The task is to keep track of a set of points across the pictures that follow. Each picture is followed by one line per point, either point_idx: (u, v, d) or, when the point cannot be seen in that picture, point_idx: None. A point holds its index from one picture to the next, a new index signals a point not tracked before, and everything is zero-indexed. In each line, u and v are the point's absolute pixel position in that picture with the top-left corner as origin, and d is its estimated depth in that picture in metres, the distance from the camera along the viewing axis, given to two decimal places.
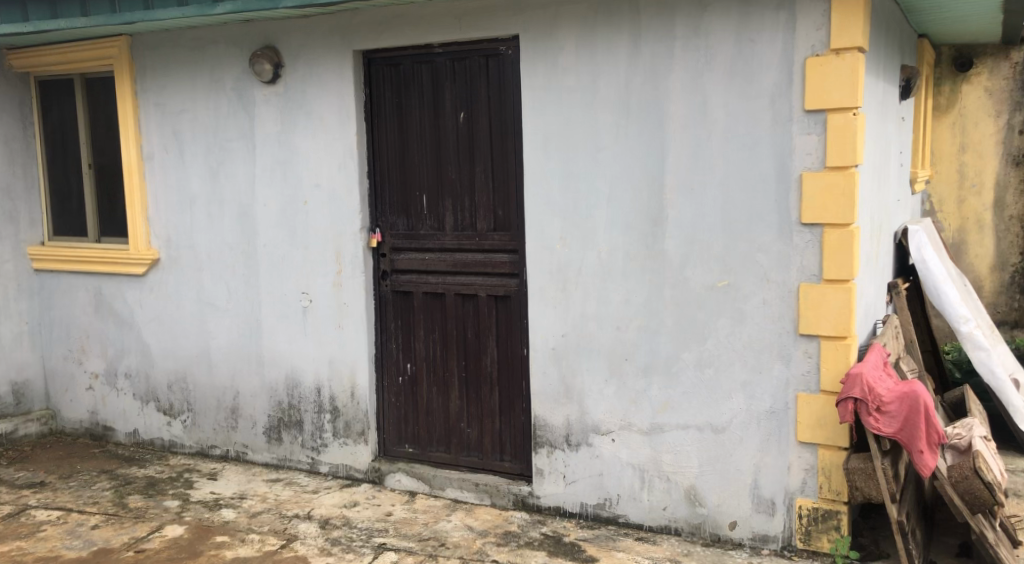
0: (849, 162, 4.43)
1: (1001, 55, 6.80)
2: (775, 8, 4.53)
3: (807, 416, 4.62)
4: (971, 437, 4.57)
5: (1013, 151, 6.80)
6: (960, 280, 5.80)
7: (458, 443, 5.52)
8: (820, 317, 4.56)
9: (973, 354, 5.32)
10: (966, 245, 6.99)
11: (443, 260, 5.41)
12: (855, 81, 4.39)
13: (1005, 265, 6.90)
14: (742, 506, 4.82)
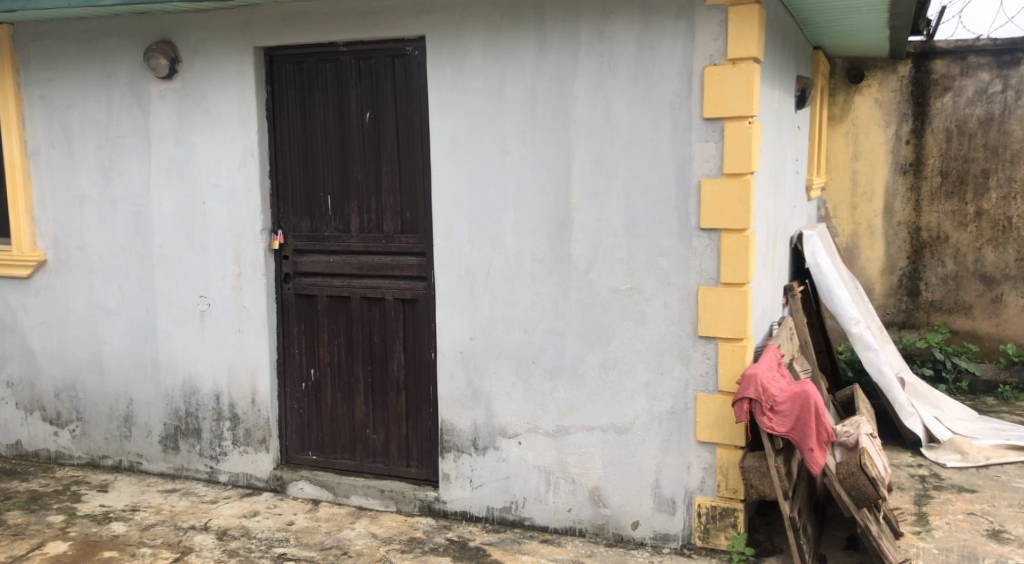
0: (744, 169, 4.55)
1: (889, 68, 7.14)
2: (675, 17, 4.62)
3: (705, 416, 4.74)
4: (857, 434, 4.80)
5: (901, 160, 7.15)
6: (852, 283, 6.09)
7: (363, 449, 5.43)
8: (717, 319, 4.67)
9: (863, 355, 5.70)
10: (859, 249, 7.34)
11: (348, 263, 5.32)
12: (749, 91, 4.52)
13: (893, 270, 7.25)
14: (644, 505, 4.90)
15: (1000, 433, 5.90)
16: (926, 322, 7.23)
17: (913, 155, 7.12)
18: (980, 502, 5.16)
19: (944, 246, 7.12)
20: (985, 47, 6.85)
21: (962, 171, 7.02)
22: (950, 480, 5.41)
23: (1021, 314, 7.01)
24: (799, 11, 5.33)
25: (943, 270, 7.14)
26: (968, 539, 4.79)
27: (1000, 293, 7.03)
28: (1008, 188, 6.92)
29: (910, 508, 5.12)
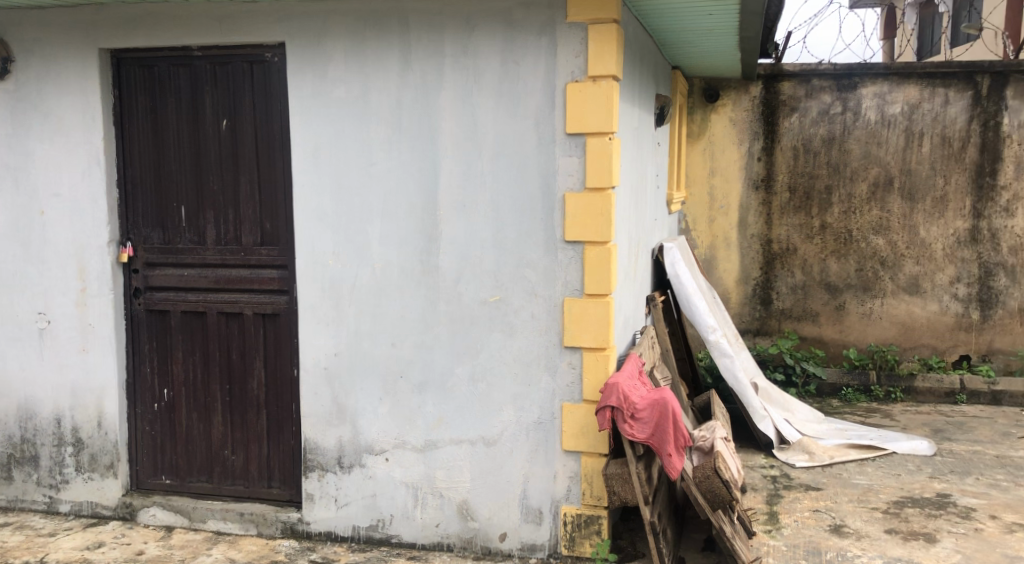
0: (605, 184, 4.59)
1: (742, 89, 7.46)
2: (538, 32, 4.62)
3: (571, 425, 4.73)
4: (713, 438, 4.77)
5: (754, 176, 7.50)
6: (708, 293, 6.38)
7: (221, 471, 5.20)
8: (582, 329, 4.68)
9: (720, 361, 5.95)
10: (716, 260, 7.65)
11: (204, 277, 5.08)
12: (610, 108, 4.56)
13: (748, 280, 7.60)
14: (511, 516, 4.87)
15: (842, 433, 6.26)
16: (778, 329, 7.59)
17: (765, 171, 7.48)
18: (825, 499, 5.40)
19: (793, 257, 7.51)
20: (826, 71, 7.24)
21: (808, 187, 7.42)
22: (799, 480, 5.67)
23: (861, 321, 7.46)
24: (657, 31, 5.49)
25: (792, 280, 7.52)
26: (812, 535, 4.97)
27: (844, 302, 7.46)
28: (848, 203, 7.37)
29: (761, 508, 5.29)
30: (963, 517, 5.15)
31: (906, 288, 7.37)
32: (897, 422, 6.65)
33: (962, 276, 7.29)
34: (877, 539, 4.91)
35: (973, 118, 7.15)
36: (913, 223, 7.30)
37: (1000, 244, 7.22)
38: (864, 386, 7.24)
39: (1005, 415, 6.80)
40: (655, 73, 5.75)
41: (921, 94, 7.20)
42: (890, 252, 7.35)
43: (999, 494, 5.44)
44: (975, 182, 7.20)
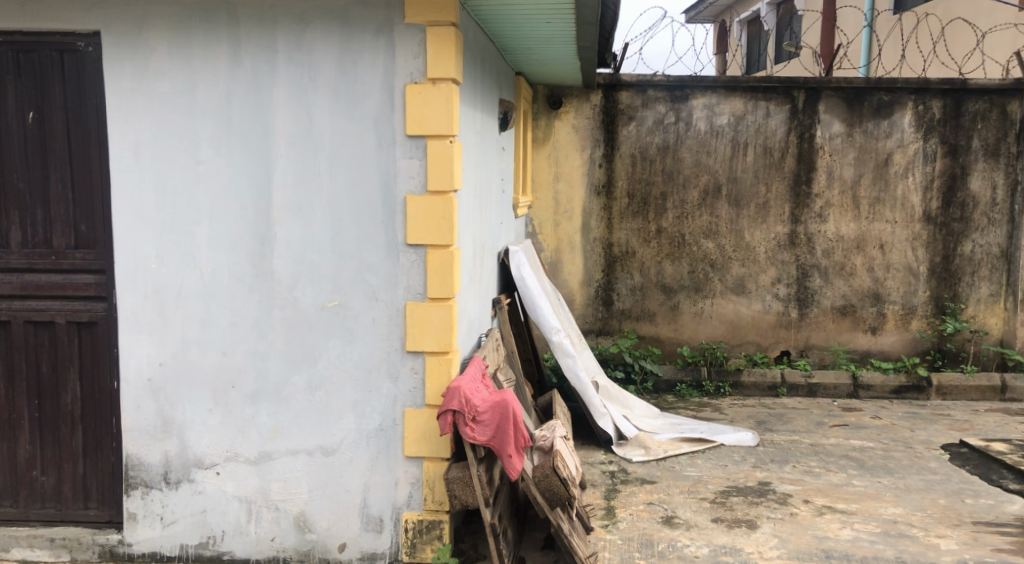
0: (447, 187, 4.57)
1: (584, 97, 7.64)
2: (375, 31, 4.54)
3: (413, 430, 4.69)
4: (553, 437, 4.67)
5: (596, 181, 7.70)
6: (553, 295, 6.57)
7: (29, 494, 4.90)
8: (424, 334, 4.65)
9: (563, 361, 6.07)
10: (561, 263, 7.81)
11: (10, 282, 4.74)
12: (450, 111, 4.54)
13: (590, 282, 7.80)
14: (351, 526, 4.79)
15: (676, 427, 6.51)
16: (619, 328, 7.84)
17: (605, 177, 7.69)
18: (658, 492, 5.58)
19: (632, 260, 7.76)
20: (660, 83, 7.52)
21: (645, 193, 7.69)
22: (635, 474, 5.84)
23: (694, 320, 7.80)
24: (499, 37, 5.55)
25: (631, 282, 7.78)
26: (646, 528, 5.13)
27: (677, 302, 7.78)
28: (681, 209, 7.69)
29: (599, 503, 5.41)
30: (780, 503, 5.47)
31: (733, 288, 7.76)
32: (725, 415, 7.00)
33: (782, 277, 7.75)
34: (704, 528, 5.13)
35: (791, 130, 7.60)
36: (739, 227, 7.70)
37: (815, 248, 7.72)
38: (696, 382, 7.57)
39: (819, 406, 7.28)
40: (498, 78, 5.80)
41: (745, 106, 7.59)
42: (719, 254, 7.72)
43: (812, 480, 5.82)
44: (793, 190, 7.66)
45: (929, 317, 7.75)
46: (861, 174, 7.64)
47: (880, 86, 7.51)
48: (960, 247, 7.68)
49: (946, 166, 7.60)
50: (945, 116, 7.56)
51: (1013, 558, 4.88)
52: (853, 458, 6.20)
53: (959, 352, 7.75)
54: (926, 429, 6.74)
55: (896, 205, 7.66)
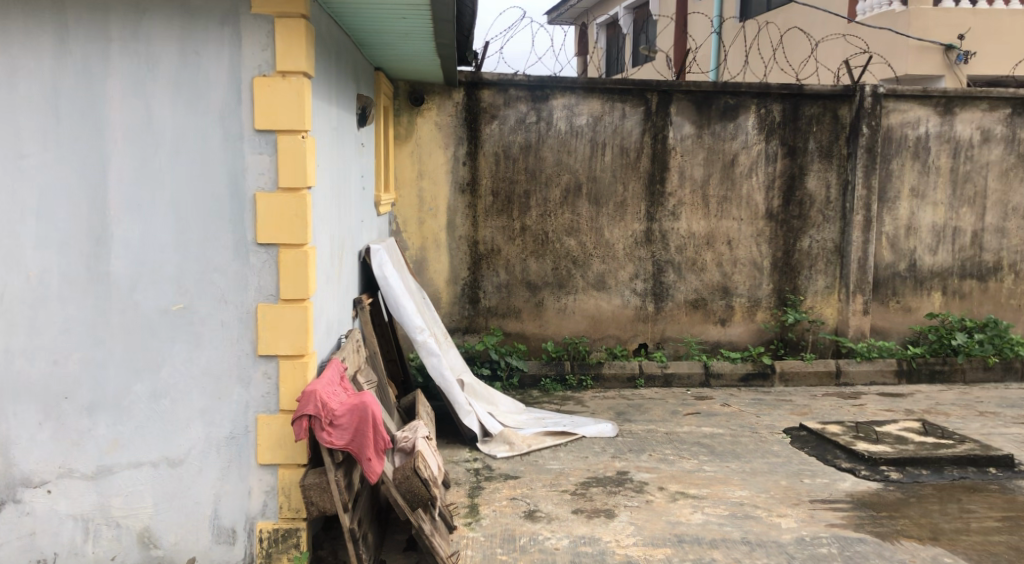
0: (299, 185, 4.58)
1: (446, 95, 7.69)
2: (219, 22, 4.52)
3: (267, 438, 4.71)
4: (414, 438, 4.84)
5: (460, 179, 7.78)
6: (418, 294, 6.67)
7: None
8: (278, 336, 4.66)
9: (427, 359, 6.19)
10: (427, 261, 7.84)
11: None
12: (302, 105, 4.55)
13: (457, 280, 7.90)
14: (200, 540, 4.77)
15: (539, 421, 6.71)
16: (485, 326, 7.99)
17: (469, 176, 7.79)
18: (521, 487, 5.72)
19: (497, 258, 7.91)
20: (521, 82, 7.69)
21: (509, 191, 7.85)
22: (499, 470, 5.97)
23: (558, 316, 8.03)
24: (354, 32, 5.60)
25: (497, 279, 7.93)
26: (508, 523, 5.26)
27: (542, 298, 7.99)
28: (544, 207, 7.91)
29: (463, 502, 5.50)
30: (637, 491, 5.75)
31: (593, 284, 8.04)
32: (587, 407, 7.25)
33: (639, 273, 8.08)
34: (565, 520, 5.31)
35: (646, 132, 7.92)
36: (598, 225, 7.98)
37: (669, 244, 8.09)
38: (560, 376, 7.78)
39: (674, 395, 7.64)
40: (354, 71, 5.84)
41: (603, 107, 7.86)
42: (581, 251, 7.99)
43: (666, 467, 6.14)
44: (648, 189, 8.00)
45: (772, 309, 8.25)
46: (710, 174, 8.05)
47: (726, 89, 7.92)
48: (799, 242, 8.20)
49: (786, 167, 8.09)
50: (784, 119, 8.03)
51: (846, 532, 5.24)
52: (704, 444, 6.57)
53: (798, 341, 8.28)
54: (770, 414, 7.20)
55: (741, 203, 8.11)
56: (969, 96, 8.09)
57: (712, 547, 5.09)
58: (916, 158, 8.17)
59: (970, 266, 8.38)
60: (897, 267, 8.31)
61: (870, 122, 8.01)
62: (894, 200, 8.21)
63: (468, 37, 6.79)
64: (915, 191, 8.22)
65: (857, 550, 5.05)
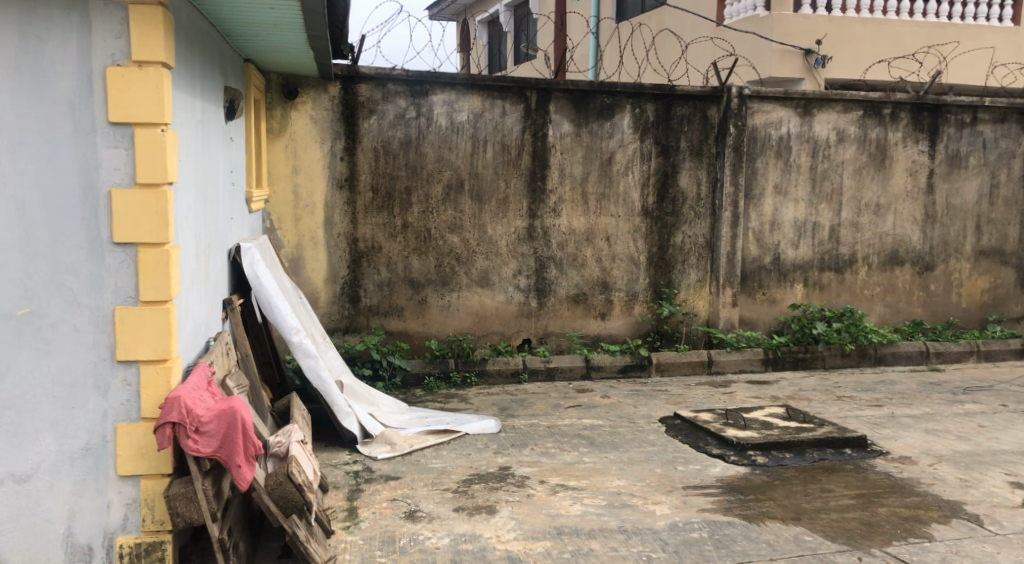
0: (158, 180, 4.39)
1: (321, 88, 7.56)
2: (66, 7, 4.30)
3: (127, 448, 4.46)
4: (288, 442, 4.86)
5: (337, 175, 7.68)
6: (294, 293, 6.64)
7: None
8: (138, 341, 4.44)
9: (303, 361, 6.20)
10: (303, 259, 7.69)
11: None
12: (160, 96, 4.36)
13: (336, 278, 7.78)
14: (52, 559, 4.49)
15: (421, 420, 6.80)
16: (366, 325, 7.91)
17: (348, 171, 7.70)
18: (402, 488, 5.79)
19: (378, 255, 7.84)
20: (399, 77, 7.67)
21: (389, 187, 7.80)
22: (379, 471, 6.01)
23: (441, 313, 8.05)
24: (220, 21, 5.50)
25: (378, 277, 7.86)
26: (388, 525, 5.32)
27: (425, 296, 7.99)
28: (426, 204, 7.90)
29: (341, 505, 5.52)
30: (518, 486, 5.89)
31: (477, 281, 8.10)
32: (471, 404, 7.34)
33: (521, 269, 8.21)
34: (446, 518, 5.41)
35: (526, 129, 8.05)
36: (481, 222, 8.04)
37: (551, 241, 8.25)
38: (444, 373, 7.82)
39: (557, 389, 7.82)
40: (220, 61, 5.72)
41: (483, 104, 7.92)
42: (464, 248, 8.03)
43: (548, 461, 6.31)
44: (529, 186, 8.13)
45: (649, 302, 8.55)
46: (588, 172, 8.25)
47: (603, 89, 8.13)
48: (673, 238, 8.51)
49: (660, 165, 8.38)
50: (657, 119, 8.32)
51: (715, 516, 5.47)
52: (584, 436, 6.77)
53: (673, 333, 8.61)
54: (647, 404, 7.47)
55: (619, 200, 8.35)
56: (825, 98, 8.57)
57: (590, 537, 5.24)
58: (779, 156, 8.59)
59: (828, 259, 8.89)
60: (763, 261, 8.73)
61: (737, 122, 8.36)
62: (760, 197, 8.62)
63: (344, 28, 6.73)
64: (778, 188, 8.65)
65: (726, 532, 5.26)
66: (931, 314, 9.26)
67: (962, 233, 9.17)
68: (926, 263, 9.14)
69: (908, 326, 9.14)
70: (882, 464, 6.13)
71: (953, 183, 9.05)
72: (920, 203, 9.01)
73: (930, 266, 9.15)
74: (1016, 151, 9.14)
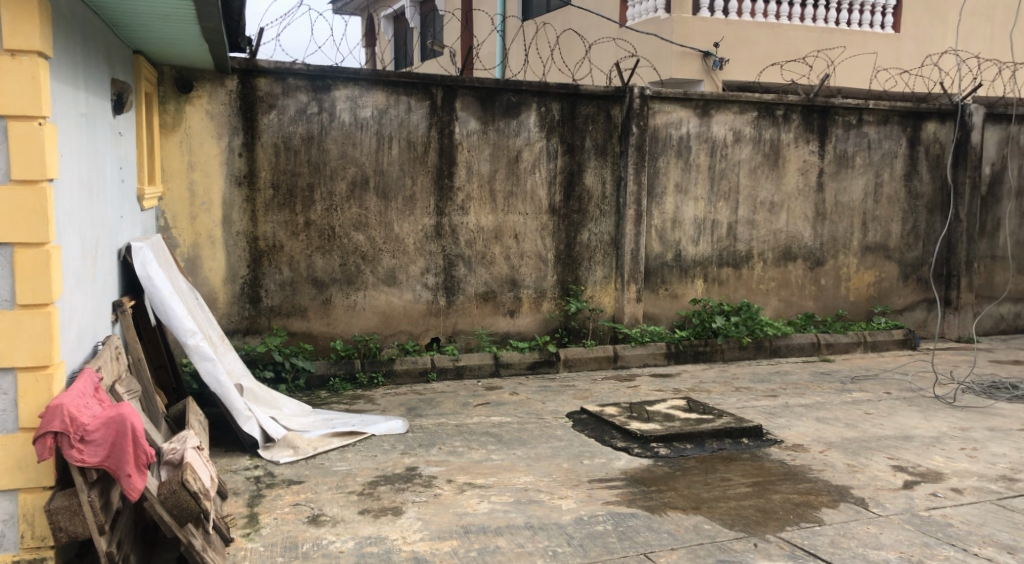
0: (36, 176, 4.28)
1: (217, 82, 7.39)
2: None
3: (3, 461, 4.33)
4: (182, 449, 4.77)
5: (236, 172, 7.51)
6: (191, 296, 6.52)
7: None
8: (14, 346, 4.30)
9: (200, 365, 6.09)
10: (200, 259, 7.49)
11: None
12: (36, 87, 4.26)
13: (235, 279, 7.61)
14: None
15: (326, 423, 6.75)
16: (267, 326, 7.75)
17: (247, 167, 7.54)
18: (305, 492, 5.75)
19: (279, 254, 7.72)
20: (300, 71, 7.56)
21: (291, 184, 7.69)
22: (282, 476, 5.95)
23: (346, 313, 7.98)
24: (106, 11, 5.37)
25: (280, 277, 7.73)
26: (290, 530, 5.28)
27: (329, 296, 7.90)
28: (329, 201, 7.82)
29: (241, 512, 5.45)
30: (425, 486, 5.92)
31: (384, 280, 8.06)
32: (377, 404, 7.31)
33: (430, 267, 8.20)
34: (350, 521, 5.41)
35: (432, 126, 8.05)
36: (387, 219, 8.01)
37: (459, 239, 8.27)
38: (350, 374, 7.74)
39: (465, 387, 7.84)
40: (105, 52, 5.58)
41: (388, 100, 7.90)
42: (369, 246, 7.98)
43: (455, 459, 6.34)
44: (436, 183, 8.13)
45: (556, 299, 8.66)
46: (496, 170, 8.31)
47: (508, 87, 8.20)
48: (579, 236, 8.65)
49: (566, 164, 8.51)
50: (562, 118, 8.44)
51: (620, 508, 5.59)
52: (492, 433, 6.83)
53: (581, 329, 8.75)
54: (554, 400, 7.57)
55: (526, 198, 8.43)
56: (721, 99, 8.83)
57: (497, 534, 5.31)
58: (679, 156, 8.82)
59: (727, 255, 9.15)
60: (665, 257, 8.94)
61: (639, 122, 8.55)
62: (662, 195, 8.82)
63: (243, 21, 6.63)
64: (679, 187, 8.87)
65: (629, 524, 5.38)
66: (821, 307, 9.61)
67: (849, 229, 9.56)
68: (817, 258, 9.49)
69: (800, 319, 9.45)
70: (776, 452, 6.36)
71: (840, 182, 9.43)
72: (810, 201, 9.36)
73: (821, 262, 9.50)
74: (898, 152, 9.58)
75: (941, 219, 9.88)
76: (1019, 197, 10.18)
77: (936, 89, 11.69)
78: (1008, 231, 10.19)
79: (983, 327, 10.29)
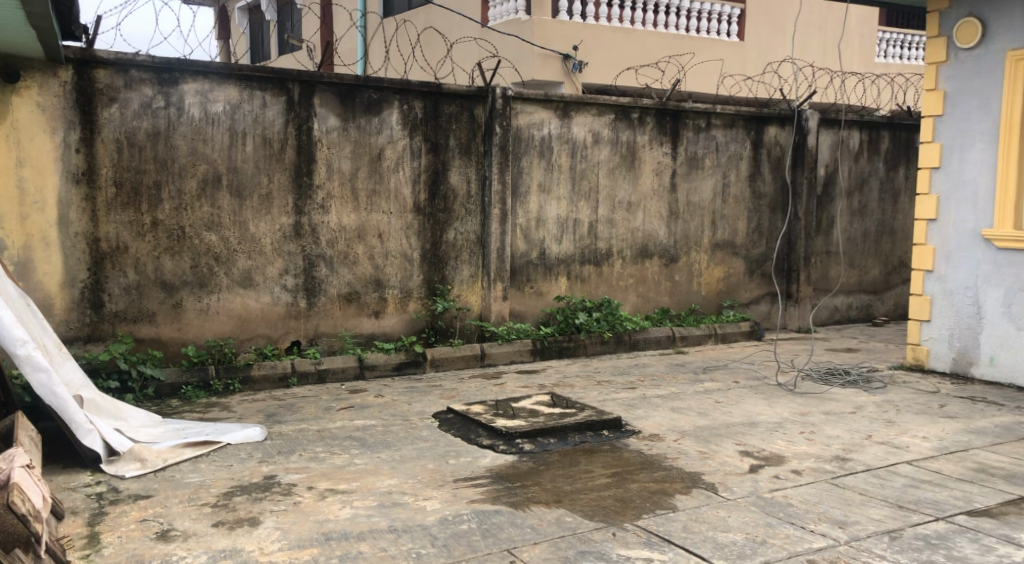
0: None
1: (49, 72, 6.97)
2: None
3: None
4: (10, 469, 4.45)
5: (72, 169, 7.09)
6: (22, 303, 6.10)
7: None
8: None
9: (33, 377, 5.70)
10: (33, 262, 7.02)
11: None
12: None
13: (74, 282, 7.17)
14: None
15: (178, 433, 6.45)
16: (111, 333, 7.34)
17: (85, 164, 7.13)
18: (152, 507, 5.47)
19: (124, 256, 7.34)
20: (143, 62, 7.22)
21: (135, 182, 7.32)
22: (127, 491, 5.64)
23: (199, 317, 7.65)
24: None
25: (124, 280, 7.35)
26: (136, 548, 5.01)
27: (180, 299, 7.57)
28: (179, 200, 7.49)
29: (80, 532, 5.13)
30: (284, 494, 5.71)
31: (239, 282, 7.78)
32: (233, 412, 7.03)
33: (288, 268, 7.96)
34: (203, 535, 5.16)
35: (288, 122, 7.83)
36: (242, 218, 7.73)
37: (320, 238, 8.06)
38: (203, 381, 7.43)
39: (328, 391, 7.64)
40: None
41: (241, 95, 7.64)
42: (223, 247, 7.68)
43: (316, 466, 6.16)
44: (295, 181, 7.90)
45: (422, 299, 8.56)
46: (358, 168, 8.14)
47: (369, 83, 8.06)
48: (445, 235, 8.58)
49: (430, 162, 8.42)
50: (425, 116, 8.34)
51: (484, 506, 5.54)
52: (355, 437, 6.67)
53: (448, 328, 8.67)
54: (421, 401, 7.47)
55: (390, 197, 8.30)
56: (580, 101, 8.94)
57: (359, 540, 5.16)
58: (542, 156, 8.87)
59: (588, 253, 9.25)
60: (530, 256, 8.96)
61: (502, 123, 8.54)
62: (526, 194, 8.84)
63: (77, 8, 6.27)
64: (542, 187, 8.92)
65: (493, 521, 5.33)
66: (676, 302, 9.83)
67: (699, 228, 9.82)
68: (672, 255, 9.71)
69: (657, 314, 9.64)
70: (633, 442, 6.44)
71: (691, 183, 9.68)
72: (664, 201, 9.56)
73: (674, 258, 9.73)
74: (743, 154, 9.92)
75: (782, 217, 10.29)
76: (849, 196, 10.67)
77: (776, 95, 12.21)
78: (840, 227, 10.68)
79: (819, 318, 10.76)
